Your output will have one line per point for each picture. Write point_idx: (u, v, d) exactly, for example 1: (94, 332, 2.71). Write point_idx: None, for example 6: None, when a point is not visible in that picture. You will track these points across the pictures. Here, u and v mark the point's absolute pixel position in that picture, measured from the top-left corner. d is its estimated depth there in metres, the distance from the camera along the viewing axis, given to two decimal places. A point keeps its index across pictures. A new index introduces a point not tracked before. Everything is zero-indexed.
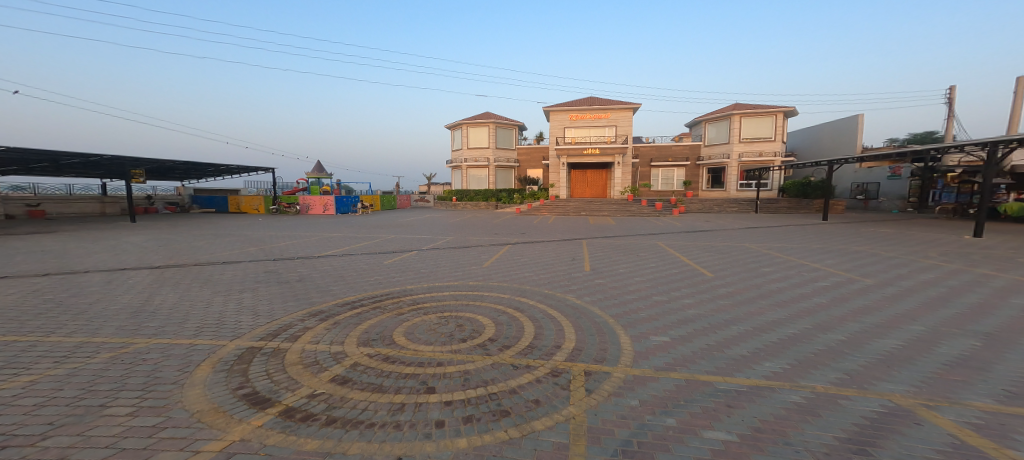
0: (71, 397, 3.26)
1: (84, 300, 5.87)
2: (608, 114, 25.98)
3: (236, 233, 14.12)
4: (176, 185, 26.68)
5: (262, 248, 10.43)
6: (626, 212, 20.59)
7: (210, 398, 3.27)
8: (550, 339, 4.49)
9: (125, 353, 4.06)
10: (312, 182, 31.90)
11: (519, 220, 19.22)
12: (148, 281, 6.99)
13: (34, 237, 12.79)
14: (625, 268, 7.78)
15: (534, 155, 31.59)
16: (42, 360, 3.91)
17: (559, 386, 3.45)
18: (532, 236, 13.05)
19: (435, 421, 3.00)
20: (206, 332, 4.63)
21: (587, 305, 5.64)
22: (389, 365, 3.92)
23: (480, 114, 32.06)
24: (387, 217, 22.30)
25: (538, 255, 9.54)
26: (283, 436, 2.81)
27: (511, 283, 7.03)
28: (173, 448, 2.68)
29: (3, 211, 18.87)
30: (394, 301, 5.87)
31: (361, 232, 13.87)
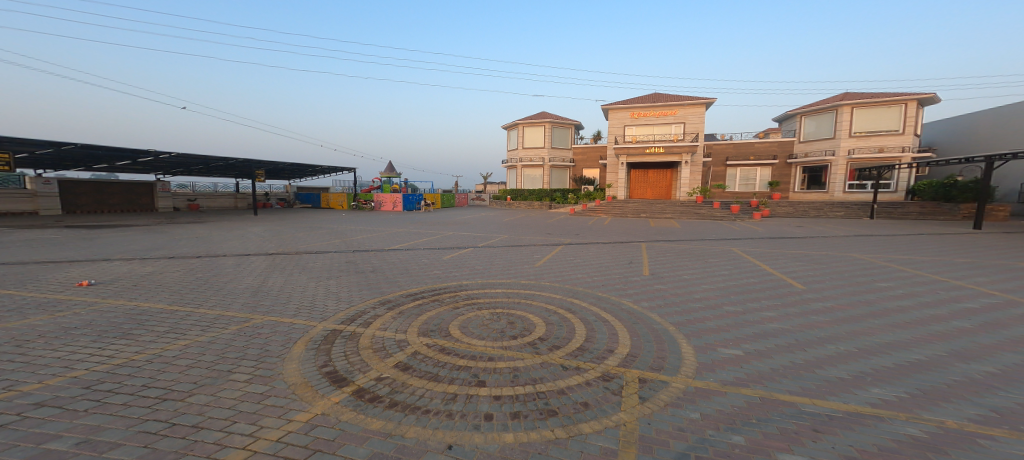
0: (207, 360, 3.86)
1: (222, 278, 6.88)
2: (676, 111, 24.70)
3: (320, 226, 15.58)
4: (285, 183, 30.55)
5: (343, 240, 11.42)
6: (695, 215, 19.52)
7: (301, 373, 3.69)
8: (602, 343, 4.43)
9: (248, 327, 4.71)
10: (383, 180, 34.23)
11: (576, 221, 19.03)
12: (263, 265, 7.98)
13: (175, 226, 15.15)
14: (697, 275, 7.40)
15: (590, 154, 30.92)
16: (193, 327, 4.65)
17: (610, 391, 3.41)
18: (587, 238, 12.89)
19: (484, 414, 3.11)
20: (302, 313, 5.20)
21: (644, 311, 5.46)
22: (445, 356, 4.13)
23: (537, 114, 32.21)
24: (446, 215, 23.24)
25: (596, 257, 9.38)
26: (354, 414, 3.09)
27: (563, 283, 7.00)
28: (272, 414, 3.05)
29: (172, 205, 23.00)
30: (452, 295, 6.15)
31: (423, 228, 14.60)
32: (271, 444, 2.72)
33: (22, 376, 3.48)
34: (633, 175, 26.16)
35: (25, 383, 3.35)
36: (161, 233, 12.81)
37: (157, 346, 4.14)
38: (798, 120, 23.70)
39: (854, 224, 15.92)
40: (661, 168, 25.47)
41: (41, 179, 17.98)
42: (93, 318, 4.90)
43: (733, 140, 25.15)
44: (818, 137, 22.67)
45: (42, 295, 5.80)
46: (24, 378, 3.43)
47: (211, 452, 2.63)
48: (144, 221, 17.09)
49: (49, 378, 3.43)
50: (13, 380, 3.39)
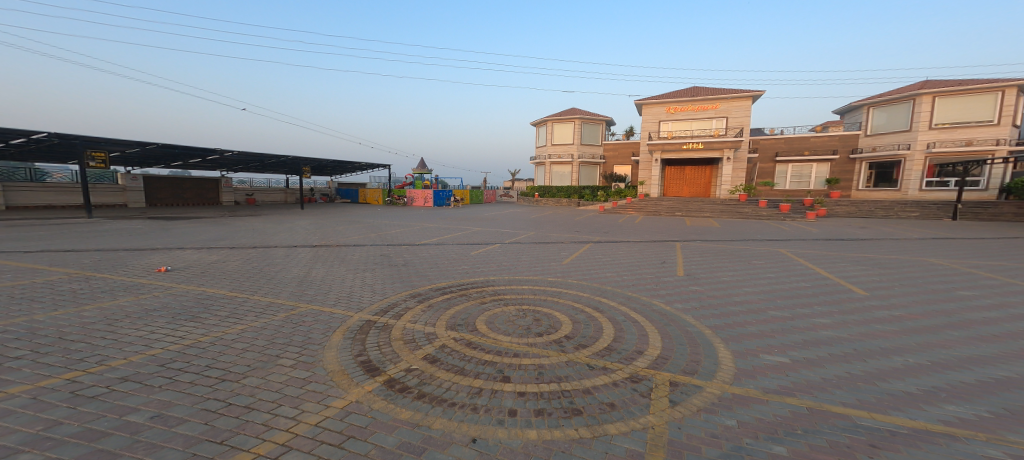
0: (258, 345, 4.12)
1: (273, 268, 7.31)
2: (717, 105, 23.52)
3: (357, 220, 16.17)
4: (328, 179, 31.95)
5: (378, 234, 11.81)
6: (736, 214, 18.74)
7: (338, 361, 3.85)
8: (631, 344, 4.34)
9: (294, 315, 4.98)
10: (414, 177, 35.02)
11: (606, 218, 18.77)
12: (307, 256, 8.39)
13: (230, 218, 16.21)
14: (736, 276, 7.11)
15: (622, 150, 29.67)
16: (248, 313, 4.98)
17: (638, 393, 3.34)
18: (616, 236, 12.68)
19: (508, 410, 3.13)
20: (340, 303, 5.43)
21: (677, 313, 5.29)
22: (472, 351, 4.18)
23: (567, 110, 31.91)
24: (474, 211, 23.51)
25: (626, 256, 9.20)
26: (385, 403, 3.20)
27: (591, 282, 6.91)
28: (312, 399, 3.21)
29: (233, 199, 24.63)
30: (479, 290, 6.22)
31: (452, 224, 14.84)
32: (310, 428, 2.86)
33: (110, 351, 3.87)
34: (668, 172, 25.46)
35: (113, 358, 3.73)
36: (219, 224, 13.75)
37: (218, 329, 4.47)
38: (866, 111, 22.13)
39: (915, 226, 14.78)
40: (701, 164, 24.56)
41: (128, 176, 19.95)
42: (167, 300, 5.36)
43: (783, 135, 24.07)
44: (890, 130, 20.99)
45: (126, 278, 6.41)
46: (111, 353, 3.82)
47: (258, 431, 2.80)
48: (206, 213, 18.43)
49: (130, 355, 3.79)
50: (103, 355, 3.78)
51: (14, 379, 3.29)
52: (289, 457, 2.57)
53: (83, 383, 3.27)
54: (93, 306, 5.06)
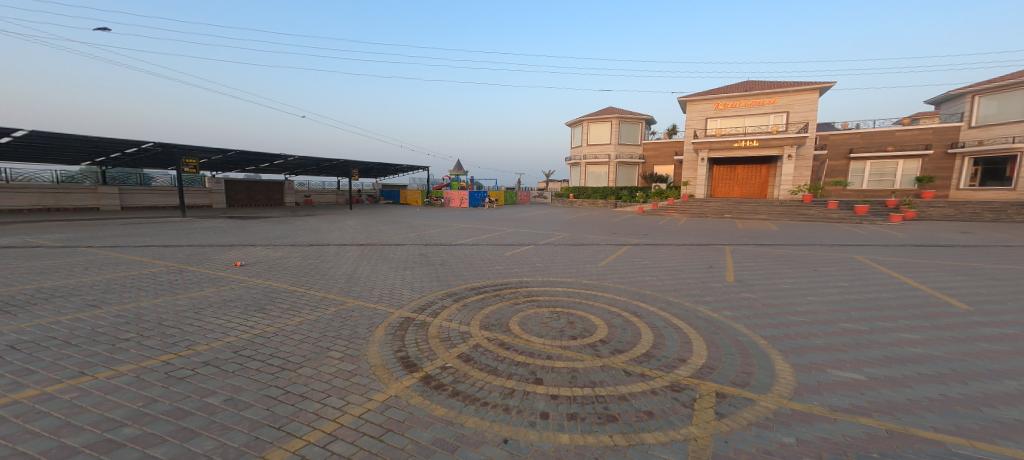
0: (311, 336, 4.37)
1: (326, 264, 7.74)
2: (776, 99, 22.21)
3: (398, 220, 16.75)
4: (372, 181, 33.41)
5: (417, 234, 12.17)
6: (796, 216, 17.49)
7: (379, 356, 4.01)
8: (672, 351, 4.17)
9: (343, 309, 5.23)
10: (452, 178, 35.78)
11: (646, 220, 18.21)
12: (354, 254, 8.81)
13: (287, 218, 17.32)
14: (796, 284, 6.65)
15: (663, 150, 28.82)
16: (304, 306, 5.31)
17: (680, 403, 3.20)
18: (656, 238, 12.27)
19: (540, 412, 3.11)
20: (383, 300, 5.65)
21: (727, 321, 5.02)
22: (505, 351, 4.20)
23: (603, 110, 31.44)
24: (509, 212, 23.67)
25: (667, 259, 8.88)
26: (422, 399, 3.28)
27: (629, 285, 6.73)
28: (355, 392, 3.35)
29: (294, 200, 26.42)
30: (513, 290, 6.24)
31: (487, 225, 15.02)
32: (354, 419, 2.98)
33: (195, 337, 4.29)
34: (716, 171, 24.32)
35: (198, 343, 4.14)
36: (283, 223, 14.79)
37: (281, 320, 4.82)
38: (969, 99, 19.59)
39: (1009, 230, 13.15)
40: (756, 163, 23.19)
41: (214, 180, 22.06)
42: (241, 292, 5.86)
43: (860, 130, 22.28)
44: (1001, 120, 18.50)
45: (207, 271, 7.07)
46: (197, 340, 4.24)
47: (308, 420, 2.96)
48: (269, 213, 19.89)
49: (210, 342, 4.19)
50: (191, 341, 4.21)
51: (122, 359, 3.76)
52: (335, 446, 2.70)
53: (173, 366, 3.66)
54: (182, 296, 5.64)
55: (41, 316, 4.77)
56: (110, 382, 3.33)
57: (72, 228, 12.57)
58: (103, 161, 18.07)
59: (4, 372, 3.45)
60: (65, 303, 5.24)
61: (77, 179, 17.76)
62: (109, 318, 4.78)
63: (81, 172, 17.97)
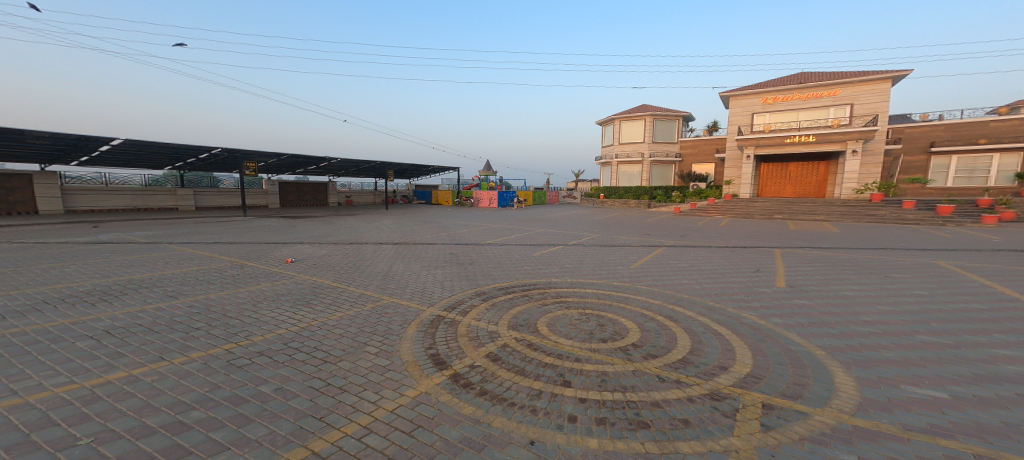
0: (350, 331, 4.55)
1: (364, 262, 8.03)
2: (837, 91, 20.68)
3: (431, 220, 17.10)
4: (405, 182, 34.36)
5: (448, 234, 12.38)
6: (864, 217, 16.18)
7: (411, 352, 4.11)
8: (711, 358, 3.99)
9: (380, 306, 5.41)
10: (482, 178, 36.12)
11: (685, 221, 17.55)
12: (390, 253, 9.08)
13: (330, 217, 18.12)
14: (857, 292, 6.17)
15: (701, 147, 27.65)
16: (344, 302, 5.54)
17: (720, 412, 3.05)
18: (693, 240, 11.81)
19: (568, 415, 3.06)
20: (416, 298, 5.78)
21: (777, 329, 4.73)
22: (533, 352, 4.17)
23: (636, 108, 30.72)
24: (539, 212, 23.55)
25: (706, 262, 8.50)
26: (450, 397, 3.32)
27: (664, 288, 6.50)
28: (389, 387, 3.44)
29: (335, 201, 27.64)
30: (541, 291, 6.20)
31: (516, 225, 15.03)
32: (387, 414, 3.07)
33: (252, 328, 4.60)
34: (765, 169, 23.08)
35: (255, 334, 4.43)
36: (326, 223, 15.51)
37: (324, 315, 5.05)
38: None
39: None
40: (814, 160, 21.77)
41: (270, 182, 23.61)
42: (292, 287, 6.22)
43: (945, 121, 20.31)
44: None
45: (263, 266, 7.53)
46: (254, 330, 4.54)
47: (346, 412, 3.07)
48: (315, 212, 20.93)
49: (265, 333, 4.47)
50: (248, 331, 4.51)
51: (193, 347, 4.09)
52: (369, 439, 2.78)
53: (233, 355, 3.94)
54: (243, 289, 6.07)
55: (128, 305, 5.28)
56: (180, 368, 3.64)
57: (148, 225, 13.79)
58: (181, 165, 19.80)
59: (99, 354, 3.85)
60: (150, 293, 5.79)
61: (161, 182, 19.56)
62: (183, 308, 5.22)
63: (163, 176, 19.77)
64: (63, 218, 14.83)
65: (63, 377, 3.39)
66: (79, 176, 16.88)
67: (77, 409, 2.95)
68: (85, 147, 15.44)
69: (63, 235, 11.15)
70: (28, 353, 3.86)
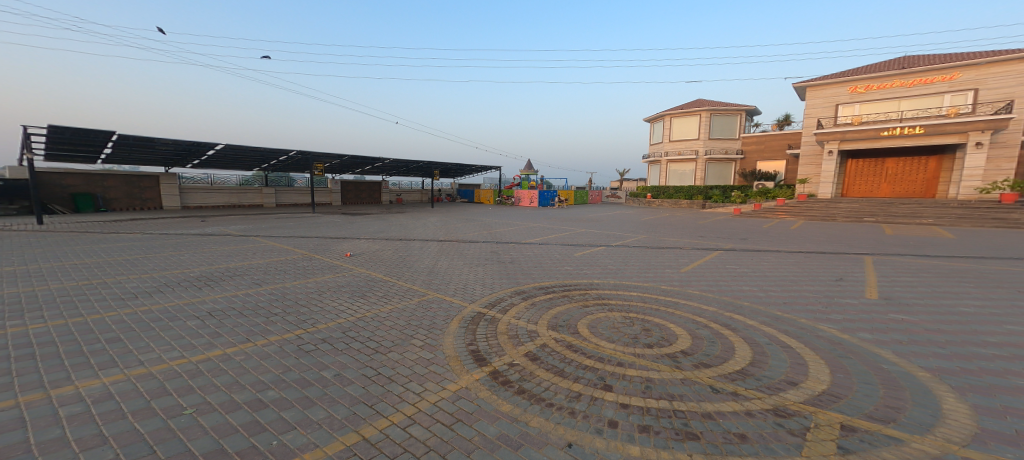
0: (398, 323, 4.80)
1: (411, 258, 8.39)
2: (955, 75, 18.00)
3: (474, 218, 17.46)
4: (450, 181, 35.45)
5: (489, 232, 12.55)
6: (989, 221, 13.93)
7: (453, 347, 4.24)
8: (774, 372, 3.70)
9: (425, 301, 5.63)
10: (523, 177, 36.27)
11: (746, 223, 16.34)
12: (435, 249, 9.40)
13: (383, 215, 19.12)
14: (971, 308, 5.38)
15: (765, 143, 25.65)
16: (394, 295, 5.85)
17: (785, 430, 2.82)
18: (755, 243, 10.98)
19: (608, 420, 3.00)
20: (458, 294, 5.95)
21: (866, 346, 4.25)
22: (572, 353, 4.13)
23: (689, 103, 29.33)
24: (580, 211, 23.12)
25: (770, 268, 7.88)
26: (489, 393, 3.39)
27: (721, 295, 6.12)
28: (432, 380, 3.58)
29: (387, 199, 29.09)
30: (582, 292, 6.10)
31: (556, 224, 14.90)
32: (429, 406, 3.19)
33: (317, 317, 4.99)
34: (851, 166, 20.84)
35: (319, 322, 4.81)
36: (380, 220, 16.38)
37: (376, 307, 5.38)
38: None
39: None
40: (918, 155, 19.20)
41: (336, 181, 25.39)
42: (350, 279, 6.68)
43: None
44: None
45: (327, 259, 8.17)
46: (319, 318, 4.93)
47: (393, 401, 3.25)
48: (372, 209, 22.23)
49: (328, 321, 4.85)
50: (315, 319, 4.91)
51: (272, 331, 4.53)
52: (413, 429, 2.92)
53: (302, 340, 4.32)
54: (312, 278, 6.64)
55: (225, 290, 6.00)
56: (258, 349, 4.07)
57: (237, 219, 15.49)
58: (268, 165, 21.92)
59: (203, 333, 4.41)
60: (241, 280, 6.51)
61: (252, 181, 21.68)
62: (265, 294, 5.81)
63: (253, 176, 21.93)
64: (178, 213, 17.11)
65: (176, 352, 3.93)
66: (192, 176, 19.45)
67: (184, 381, 3.41)
68: (196, 153, 17.74)
69: (176, 228, 12.86)
70: (152, 328, 4.53)
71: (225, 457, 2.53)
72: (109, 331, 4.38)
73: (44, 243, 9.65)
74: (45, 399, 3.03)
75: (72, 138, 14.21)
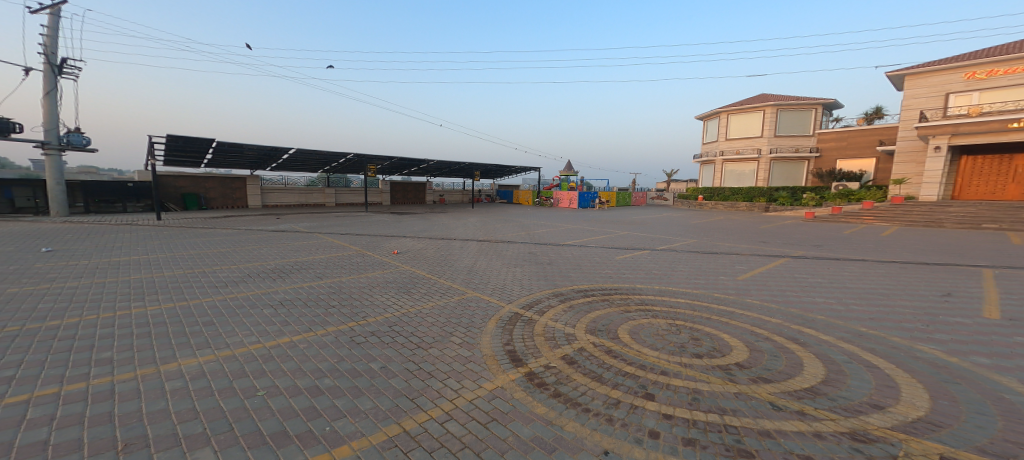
0: (439, 320, 4.98)
1: (452, 256, 8.65)
2: None
3: (513, 219, 17.58)
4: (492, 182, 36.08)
5: (527, 233, 12.55)
6: None
7: (491, 346, 4.31)
8: (849, 392, 3.33)
9: (465, 299, 5.77)
10: (563, 178, 35.96)
11: (818, 228, 14.81)
12: (474, 249, 9.58)
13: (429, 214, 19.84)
14: None
15: (847, 140, 23.04)
16: (436, 292, 6.08)
17: (864, 457, 2.53)
18: (831, 251, 9.93)
19: (649, 430, 2.90)
20: (497, 293, 6.03)
21: (981, 371, 3.68)
22: (611, 359, 4.03)
23: (749, 100, 27.46)
24: (621, 213, 22.30)
25: (850, 279, 7.08)
26: (525, 394, 3.40)
27: (787, 306, 5.62)
28: (469, 378, 3.67)
29: (432, 198, 30.18)
30: (623, 297, 5.91)
31: (597, 226, 14.53)
32: (466, 403, 3.28)
33: (370, 311, 5.31)
34: (963, 165, 18.14)
35: (369, 316, 5.11)
36: (424, 219, 17.04)
37: (419, 303, 5.62)
38: None
39: None
40: None
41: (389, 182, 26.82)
42: (397, 275, 7.03)
43: None
44: None
45: (378, 255, 8.69)
46: (370, 312, 5.25)
47: (432, 396, 3.38)
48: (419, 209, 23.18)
49: (377, 315, 5.15)
50: (366, 313, 5.23)
51: (330, 322, 4.91)
52: (450, 424, 3.01)
53: (354, 332, 4.62)
54: (365, 274, 7.08)
55: (292, 282, 6.59)
56: (316, 339, 4.41)
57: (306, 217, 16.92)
58: (331, 167, 23.73)
59: (273, 321, 4.88)
60: (305, 273, 7.10)
61: (316, 182, 23.68)
62: (324, 287, 6.30)
63: (317, 178, 23.95)
64: (259, 211, 19.04)
65: (252, 338, 4.38)
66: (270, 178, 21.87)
67: (257, 364, 3.80)
68: (273, 157, 19.70)
69: (254, 224, 14.35)
70: (233, 314, 5.10)
71: (287, 439, 2.78)
72: (203, 316, 5.01)
73: (154, 237, 11.18)
74: (154, 374, 3.52)
75: (183, 146, 16.40)
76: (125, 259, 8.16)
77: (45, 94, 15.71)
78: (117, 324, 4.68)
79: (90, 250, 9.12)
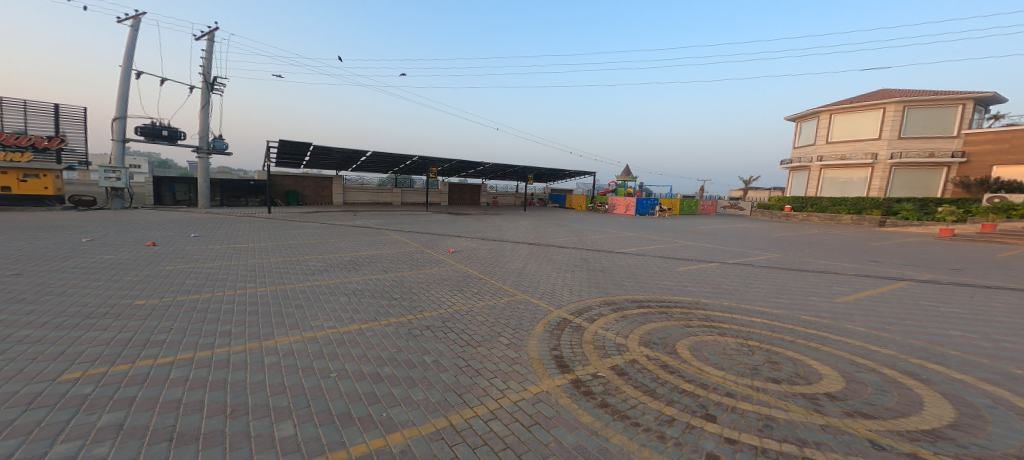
0: (488, 320, 5.01)
1: (503, 258, 8.68)
2: None
3: (568, 224, 17.26)
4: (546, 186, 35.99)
5: (579, 239, 12.17)
6: None
7: (538, 350, 4.21)
8: (987, 441, 2.62)
9: (515, 301, 5.73)
10: (620, 183, 34.76)
11: (949, 249, 12.15)
12: (526, 252, 9.53)
13: (487, 216, 20.37)
14: None
15: (1005, 141, 18.39)
16: (487, 292, 6.15)
17: None
18: (962, 276, 8.09)
19: (708, 453, 2.58)
20: (546, 298, 5.90)
21: None
22: (667, 374, 3.68)
23: (864, 97, 23.72)
24: (690, 222, 20.55)
25: (993, 311, 5.66)
26: (570, 401, 3.25)
27: (900, 336, 4.65)
28: (516, 380, 3.61)
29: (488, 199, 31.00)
30: (685, 311, 5.39)
31: (657, 235, 13.57)
32: (511, 404, 3.22)
33: (426, 305, 5.53)
34: None
35: (424, 311, 5.33)
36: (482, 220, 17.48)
37: (470, 301, 5.72)
38: None
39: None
40: None
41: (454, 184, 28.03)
42: (451, 273, 7.26)
43: None
44: None
45: (435, 253, 9.08)
46: (425, 307, 5.47)
47: (478, 394, 3.38)
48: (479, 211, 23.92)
49: (432, 310, 5.36)
50: (422, 307, 5.46)
51: (391, 313, 5.21)
52: (493, 423, 2.97)
53: (411, 325, 4.85)
54: (423, 270, 7.42)
55: (363, 274, 7.15)
56: (379, 328, 4.72)
57: (381, 215, 18.35)
58: (404, 168, 25.40)
59: (344, 309, 5.32)
60: (374, 267, 7.66)
61: (387, 182, 25.62)
62: (386, 280, 6.73)
63: (388, 179, 25.90)
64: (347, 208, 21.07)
65: (327, 323, 4.81)
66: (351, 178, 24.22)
67: (330, 348, 4.17)
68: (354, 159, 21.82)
69: (337, 219, 15.90)
70: (313, 300, 5.68)
71: (351, 420, 2.96)
72: (294, 299, 5.66)
73: (259, 228, 12.92)
74: (257, 348, 4.04)
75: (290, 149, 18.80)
76: (235, 246, 9.48)
77: (203, 107, 19.19)
78: (232, 300, 5.51)
79: (220, 236, 10.92)
